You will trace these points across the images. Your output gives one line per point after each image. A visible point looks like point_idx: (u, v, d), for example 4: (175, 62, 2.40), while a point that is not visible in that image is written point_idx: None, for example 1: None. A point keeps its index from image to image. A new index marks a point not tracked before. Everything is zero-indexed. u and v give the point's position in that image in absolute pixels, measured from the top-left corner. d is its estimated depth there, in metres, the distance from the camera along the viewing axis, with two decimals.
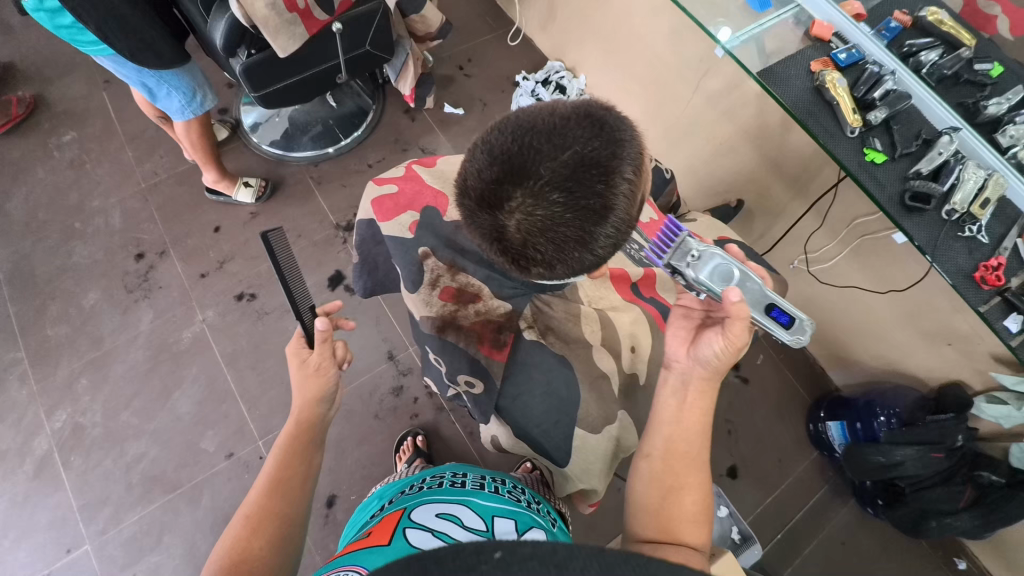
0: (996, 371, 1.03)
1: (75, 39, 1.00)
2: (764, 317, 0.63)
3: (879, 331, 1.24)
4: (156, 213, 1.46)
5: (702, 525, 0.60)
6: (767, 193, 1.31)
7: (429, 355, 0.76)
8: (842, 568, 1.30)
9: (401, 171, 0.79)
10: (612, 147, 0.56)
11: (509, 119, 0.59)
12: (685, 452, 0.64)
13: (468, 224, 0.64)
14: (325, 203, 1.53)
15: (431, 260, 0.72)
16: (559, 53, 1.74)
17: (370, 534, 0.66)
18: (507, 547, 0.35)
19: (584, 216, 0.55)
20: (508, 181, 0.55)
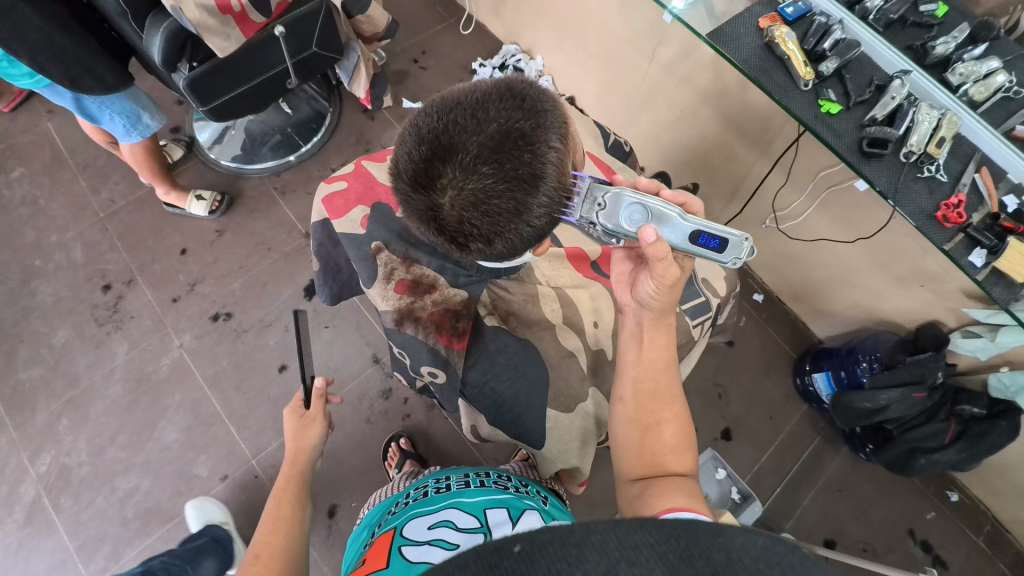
0: (967, 307, 1.06)
1: (7, 73, 0.96)
2: (693, 247, 0.59)
3: (854, 281, 1.26)
4: (119, 242, 1.42)
5: (686, 452, 0.60)
6: (731, 156, 1.31)
7: (392, 347, 0.72)
8: (840, 512, 1.33)
9: (351, 167, 0.78)
10: (536, 118, 0.57)
11: (434, 101, 0.60)
12: (657, 388, 0.63)
13: (406, 210, 0.63)
14: (292, 213, 1.51)
15: (384, 254, 0.70)
16: (513, 36, 1.72)
17: (368, 561, 0.66)
18: (525, 536, 0.30)
19: (515, 186, 0.55)
20: (436, 159, 0.55)
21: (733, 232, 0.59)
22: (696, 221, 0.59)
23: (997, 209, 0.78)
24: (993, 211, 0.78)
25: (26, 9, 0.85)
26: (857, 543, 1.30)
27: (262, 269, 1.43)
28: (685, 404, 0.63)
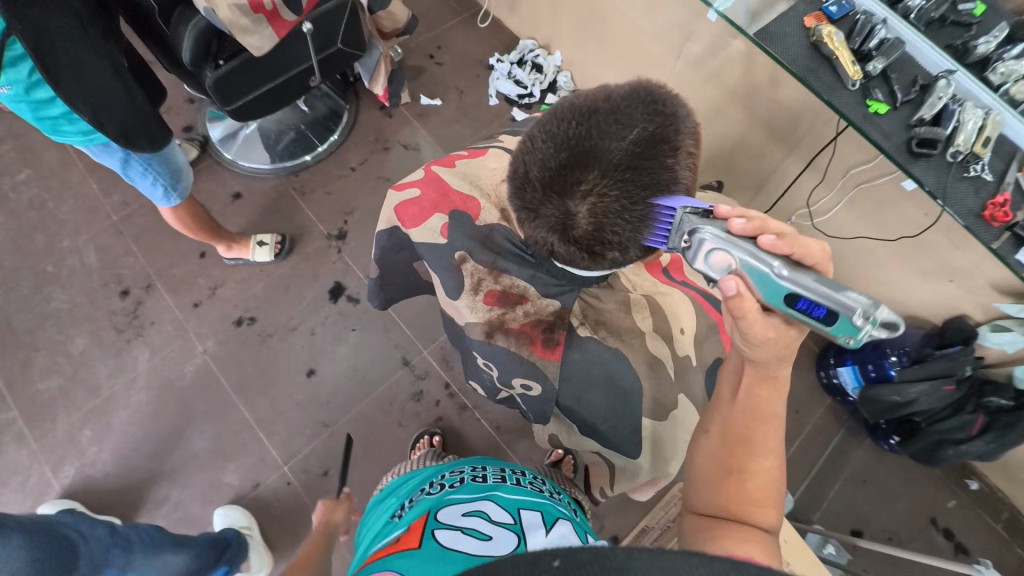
0: (998, 302, 1.07)
1: (59, 130, 0.84)
2: (791, 310, 0.46)
3: (879, 277, 1.28)
4: (135, 245, 1.37)
5: (774, 504, 0.53)
6: (759, 153, 1.32)
7: (474, 356, 0.70)
8: (864, 503, 1.37)
9: (421, 173, 0.73)
10: (672, 123, 0.55)
11: (560, 106, 0.57)
12: (747, 436, 0.54)
13: (523, 219, 0.60)
14: (312, 214, 1.48)
15: (470, 265, 0.66)
16: (530, 30, 1.70)
17: (399, 537, 0.65)
18: (565, 552, 0.27)
19: (659, 193, 0.53)
20: (577, 166, 0.52)
21: (855, 303, 0.42)
22: (799, 282, 0.45)
23: None
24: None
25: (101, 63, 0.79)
26: (882, 532, 1.34)
27: (285, 272, 1.40)
28: (781, 460, 0.54)
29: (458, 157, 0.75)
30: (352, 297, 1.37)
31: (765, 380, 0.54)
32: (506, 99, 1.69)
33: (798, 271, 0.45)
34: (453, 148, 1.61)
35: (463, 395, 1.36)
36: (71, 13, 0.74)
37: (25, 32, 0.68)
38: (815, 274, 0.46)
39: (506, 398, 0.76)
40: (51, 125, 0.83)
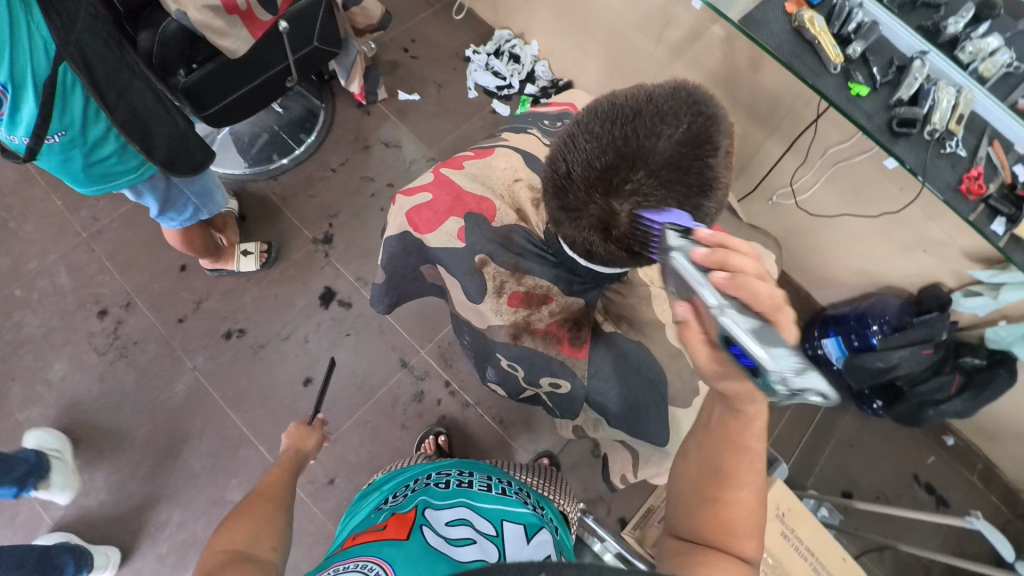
0: (971, 269, 1.14)
1: (109, 170, 0.89)
2: (728, 350, 0.48)
3: (859, 251, 1.33)
4: (109, 263, 1.32)
5: (754, 533, 0.54)
6: (740, 136, 1.34)
7: (499, 360, 0.70)
8: (853, 466, 1.44)
9: (429, 177, 0.72)
10: (715, 118, 0.53)
11: (601, 104, 0.55)
12: (722, 466, 0.55)
13: (560, 220, 0.59)
14: (296, 219, 1.44)
15: (491, 268, 0.66)
16: (505, 20, 1.68)
17: (381, 525, 0.65)
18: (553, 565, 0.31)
19: (705, 192, 0.52)
20: (623, 166, 0.51)
21: (776, 364, 0.44)
22: (738, 330, 0.45)
23: (1012, 179, 0.80)
24: (1008, 181, 0.80)
25: (139, 85, 0.81)
26: (871, 492, 1.42)
27: (273, 281, 1.37)
28: (760, 491, 0.55)
29: (465, 158, 0.75)
30: (344, 301, 1.35)
31: (734, 413, 0.56)
32: (486, 92, 1.67)
33: (743, 320, 0.45)
34: (436, 143, 1.59)
35: (464, 392, 1.35)
36: (103, 27, 0.74)
37: (74, 56, 0.71)
38: (760, 322, 0.46)
39: (530, 396, 0.77)
40: (106, 168, 0.88)
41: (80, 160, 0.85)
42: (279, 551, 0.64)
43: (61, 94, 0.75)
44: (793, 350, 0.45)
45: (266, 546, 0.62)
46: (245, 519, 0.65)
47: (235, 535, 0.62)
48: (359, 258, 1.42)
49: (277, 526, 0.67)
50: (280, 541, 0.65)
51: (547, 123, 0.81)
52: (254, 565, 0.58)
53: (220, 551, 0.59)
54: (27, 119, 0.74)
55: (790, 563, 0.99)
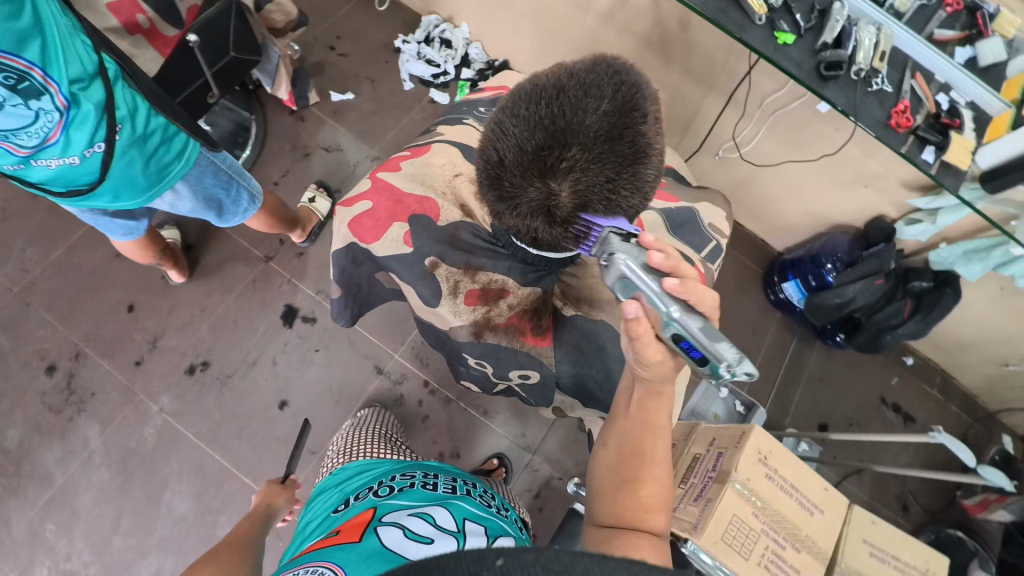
0: (910, 198, 1.18)
1: (166, 167, 0.83)
2: (678, 347, 0.50)
3: (806, 195, 1.37)
4: (49, 315, 1.24)
5: (664, 508, 0.58)
6: (680, 96, 1.35)
7: (466, 359, 0.70)
8: (825, 400, 1.51)
9: (367, 183, 0.70)
10: (639, 88, 0.53)
11: (525, 86, 0.53)
12: (637, 447, 0.60)
13: (499, 211, 0.56)
14: (243, 239, 1.38)
15: (443, 269, 0.65)
16: (430, 5, 1.63)
17: (338, 531, 0.62)
18: (510, 551, 0.27)
19: (640, 161, 0.51)
20: (557, 143, 0.49)
21: (725, 357, 0.47)
22: (686, 326, 0.48)
23: (935, 109, 0.85)
24: (933, 111, 0.85)
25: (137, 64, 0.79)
26: (843, 420, 1.49)
27: (231, 307, 1.32)
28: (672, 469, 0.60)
29: (401, 158, 0.72)
30: (307, 317, 1.32)
31: (653, 393, 0.62)
32: (422, 82, 1.63)
33: (691, 316, 0.48)
34: (379, 141, 1.55)
35: (445, 389, 1.35)
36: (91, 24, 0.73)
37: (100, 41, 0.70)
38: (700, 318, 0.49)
39: (504, 390, 0.77)
40: (164, 164, 0.83)
41: (139, 165, 0.80)
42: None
43: (107, 87, 0.71)
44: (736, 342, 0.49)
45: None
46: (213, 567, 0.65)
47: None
48: (317, 271, 1.38)
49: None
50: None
51: (482, 110, 0.80)
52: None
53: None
54: (81, 131, 0.71)
55: (777, 500, 1.03)
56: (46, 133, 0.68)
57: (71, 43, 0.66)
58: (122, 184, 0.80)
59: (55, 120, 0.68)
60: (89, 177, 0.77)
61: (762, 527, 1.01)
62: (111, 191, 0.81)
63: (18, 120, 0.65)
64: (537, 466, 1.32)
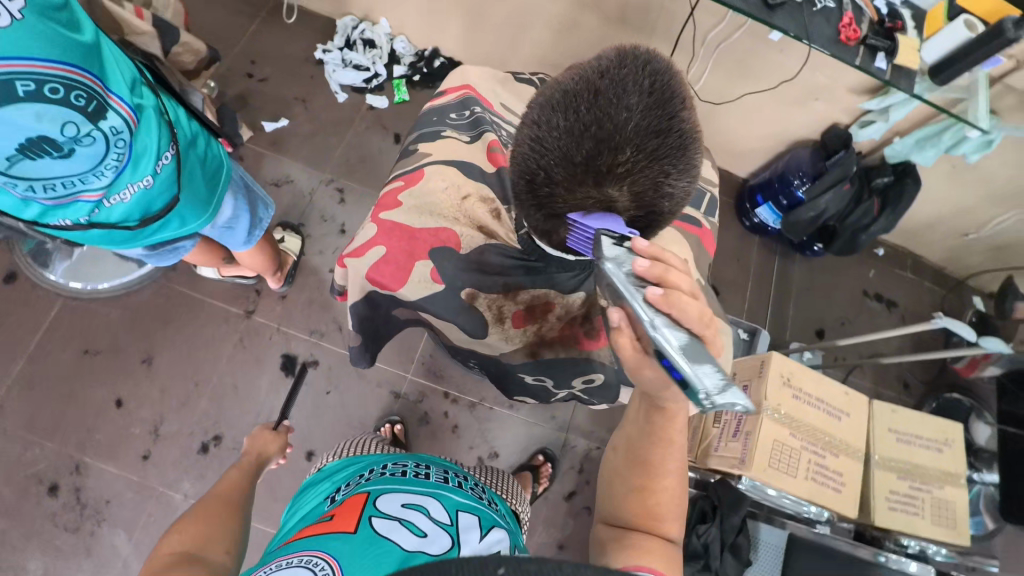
0: (860, 102, 1.22)
1: (214, 171, 0.85)
2: (661, 359, 0.51)
3: (761, 120, 1.40)
4: (32, 433, 1.15)
5: (677, 516, 0.58)
6: None
7: (524, 378, 0.72)
8: (817, 307, 1.59)
9: (372, 228, 0.66)
10: (669, 70, 0.51)
11: (553, 93, 0.50)
12: (650, 459, 0.60)
13: (552, 226, 0.54)
14: (217, 300, 1.30)
15: (482, 299, 0.64)
16: (342, 7, 1.52)
17: (331, 516, 0.59)
18: (511, 559, 0.28)
19: (687, 147, 0.50)
20: (606, 148, 0.46)
21: (700, 382, 0.47)
22: (665, 343, 0.48)
23: (876, 16, 0.87)
24: (875, 19, 0.87)
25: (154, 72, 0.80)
26: (837, 321, 1.58)
27: (225, 373, 1.25)
28: (682, 481, 0.60)
29: (395, 192, 0.69)
30: (310, 362, 1.27)
31: (659, 409, 0.61)
32: (355, 89, 1.54)
33: (674, 334, 0.48)
34: (329, 163, 1.47)
35: (467, 394, 1.34)
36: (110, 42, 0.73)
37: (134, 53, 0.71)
38: (684, 338, 0.48)
39: (564, 396, 0.78)
40: (213, 167, 0.84)
41: (196, 171, 0.81)
42: (233, 554, 0.61)
43: (156, 94, 0.72)
44: (719, 366, 0.48)
45: (218, 549, 0.59)
46: (195, 522, 0.63)
47: (184, 538, 0.59)
48: (304, 312, 1.32)
49: (227, 531, 0.63)
50: (233, 543, 0.62)
51: (454, 117, 0.76)
52: (202, 565, 0.55)
53: (167, 554, 0.56)
54: (149, 144, 0.70)
55: (808, 417, 1.09)
56: (119, 162, 0.68)
57: (119, 56, 0.67)
58: (189, 203, 0.81)
59: (127, 137, 0.67)
60: (162, 204, 0.76)
61: (801, 445, 1.07)
62: (181, 214, 0.81)
63: (94, 155, 0.64)
64: (574, 442, 1.34)
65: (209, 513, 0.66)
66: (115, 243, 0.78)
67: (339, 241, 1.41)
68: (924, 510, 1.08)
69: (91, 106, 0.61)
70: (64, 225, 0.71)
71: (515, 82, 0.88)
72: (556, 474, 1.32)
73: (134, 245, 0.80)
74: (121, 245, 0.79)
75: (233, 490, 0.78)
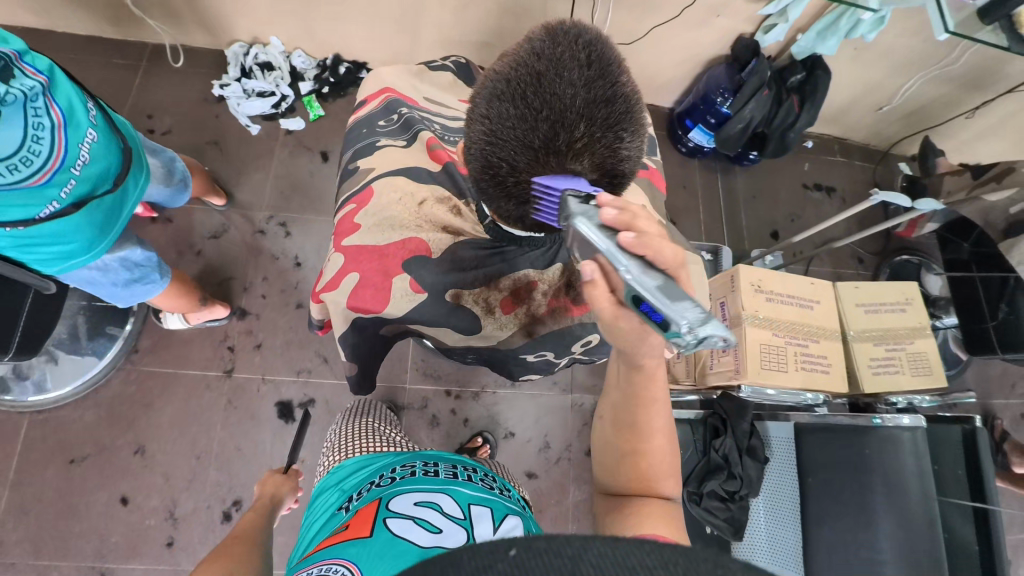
0: (759, 9, 1.26)
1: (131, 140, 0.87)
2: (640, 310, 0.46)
3: (672, 47, 1.42)
4: (43, 559, 1.10)
5: (672, 474, 0.59)
6: (523, 10, 1.32)
7: (525, 358, 0.74)
8: (767, 211, 1.67)
9: (339, 257, 0.65)
10: (599, 42, 0.53)
11: (497, 85, 0.52)
12: (637, 424, 0.59)
13: (524, 212, 0.55)
14: (193, 369, 1.25)
15: (466, 295, 0.65)
16: (227, 35, 1.44)
17: (345, 525, 0.60)
18: (520, 538, 0.25)
19: (632, 110, 0.52)
20: (561, 128, 0.48)
21: (681, 320, 0.41)
22: (643, 288, 0.43)
23: None
24: None
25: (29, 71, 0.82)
26: (786, 219, 1.67)
27: (224, 438, 1.22)
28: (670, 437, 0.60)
29: (351, 217, 0.68)
30: (307, 403, 1.25)
31: (636, 370, 0.58)
32: (266, 118, 1.48)
33: (648, 277, 0.44)
34: (264, 200, 1.42)
35: (469, 386, 1.36)
36: None
37: None
38: (657, 277, 0.44)
39: (568, 364, 0.81)
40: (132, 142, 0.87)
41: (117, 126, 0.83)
42: None
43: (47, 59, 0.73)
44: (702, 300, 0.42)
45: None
46: (216, 558, 0.64)
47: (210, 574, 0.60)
48: (285, 355, 1.30)
49: (249, 563, 0.65)
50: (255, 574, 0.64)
51: (383, 124, 0.75)
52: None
53: None
54: (68, 95, 0.72)
55: (784, 313, 1.17)
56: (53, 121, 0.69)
57: None
58: (133, 161, 0.85)
59: (44, 91, 0.69)
60: (111, 154, 0.79)
61: (785, 341, 1.15)
62: (132, 172, 0.85)
63: (26, 115, 0.66)
64: (581, 401, 1.39)
65: (232, 551, 0.67)
66: (109, 227, 0.80)
67: (298, 275, 1.37)
68: (903, 367, 1.17)
69: (0, 65, 0.63)
70: (55, 212, 0.71)
71: (431, 72, 0.87)
72: (572, 434, 1.37)
73: (121, 219, 0.83)
74: (113, 229, 0.81)
75: (250, 531, 0.77)
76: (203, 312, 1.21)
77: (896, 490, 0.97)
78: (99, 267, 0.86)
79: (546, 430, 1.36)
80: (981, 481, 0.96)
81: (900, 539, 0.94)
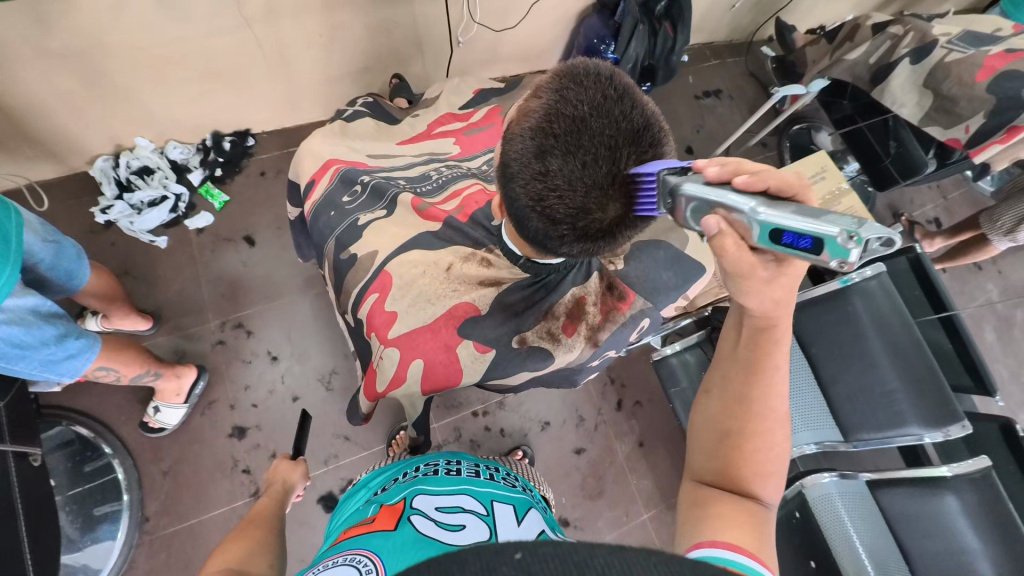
0: None
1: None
2: (781, 248, 0.41)
3: (542, 13, 1.44)
4: None
5: (770, 474, 0.51)
6: (393, 24, 1.27)
7: (590, 363, 0.78)
8: (675, 131, 1.78)
9: (393, 350, 0.66)
10: (611, 73, 0.60)
11: (543, 139, 0.56)
12: (749, 397, 0.52)
13: (592, 242, 0.61)
14: (217, 508, 1.17)
15: (530, 336, 0.70)
16: (85, 155, 1.27)
17: (368, 520, 0.56)
18: (527, 544, 0.28)
19: (658, 123, 0.60)
20: (620, 162, 0.55)
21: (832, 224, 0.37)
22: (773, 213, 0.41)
23: None
24: None
25: None
26: (694, 132, 1.80)
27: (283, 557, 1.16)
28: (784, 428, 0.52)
29: (383, 307, 0.69)
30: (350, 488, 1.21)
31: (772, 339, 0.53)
32: (169, 225, 1.34)
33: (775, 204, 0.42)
34: (209, 309, 1.31)
35: (491, 397, 1.39)
36: None
37: None
38: (794, 205, 0.42)
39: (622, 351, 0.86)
40: None
41: None
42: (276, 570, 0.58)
43: None
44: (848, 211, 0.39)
45: (259, 564, 0.57)
46: (237, 542, 0.60)
47: (229, 556, 0.56)
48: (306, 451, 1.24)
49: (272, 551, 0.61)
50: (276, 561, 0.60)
51: (348, 200, 0.76)
52: None
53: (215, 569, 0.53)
54: None
55: None
56: None
57: None
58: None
59: None
60: None
61: None
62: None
63: None
64: None
65: (254, 534, 0.63)
66: None
67: (279, 368, 1.29)
68: None
69: None
70: None
71: (351, 124, 0.85)
72: (598, 398, 1.44)
73: (13, 250, 0.77)
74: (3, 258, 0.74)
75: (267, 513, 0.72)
76: (174, 385, 1.13)
77: (882, 322, 1.13)
78: (16, 321, 0.77)
79: (576, 406, 1.42)
80: (939, 295, 1.14)
81: (900, 365, 1.10)
